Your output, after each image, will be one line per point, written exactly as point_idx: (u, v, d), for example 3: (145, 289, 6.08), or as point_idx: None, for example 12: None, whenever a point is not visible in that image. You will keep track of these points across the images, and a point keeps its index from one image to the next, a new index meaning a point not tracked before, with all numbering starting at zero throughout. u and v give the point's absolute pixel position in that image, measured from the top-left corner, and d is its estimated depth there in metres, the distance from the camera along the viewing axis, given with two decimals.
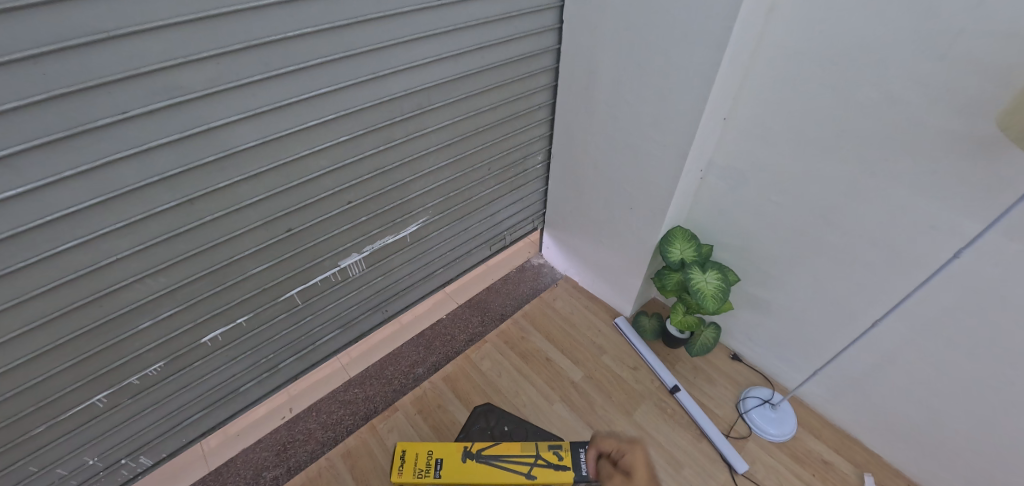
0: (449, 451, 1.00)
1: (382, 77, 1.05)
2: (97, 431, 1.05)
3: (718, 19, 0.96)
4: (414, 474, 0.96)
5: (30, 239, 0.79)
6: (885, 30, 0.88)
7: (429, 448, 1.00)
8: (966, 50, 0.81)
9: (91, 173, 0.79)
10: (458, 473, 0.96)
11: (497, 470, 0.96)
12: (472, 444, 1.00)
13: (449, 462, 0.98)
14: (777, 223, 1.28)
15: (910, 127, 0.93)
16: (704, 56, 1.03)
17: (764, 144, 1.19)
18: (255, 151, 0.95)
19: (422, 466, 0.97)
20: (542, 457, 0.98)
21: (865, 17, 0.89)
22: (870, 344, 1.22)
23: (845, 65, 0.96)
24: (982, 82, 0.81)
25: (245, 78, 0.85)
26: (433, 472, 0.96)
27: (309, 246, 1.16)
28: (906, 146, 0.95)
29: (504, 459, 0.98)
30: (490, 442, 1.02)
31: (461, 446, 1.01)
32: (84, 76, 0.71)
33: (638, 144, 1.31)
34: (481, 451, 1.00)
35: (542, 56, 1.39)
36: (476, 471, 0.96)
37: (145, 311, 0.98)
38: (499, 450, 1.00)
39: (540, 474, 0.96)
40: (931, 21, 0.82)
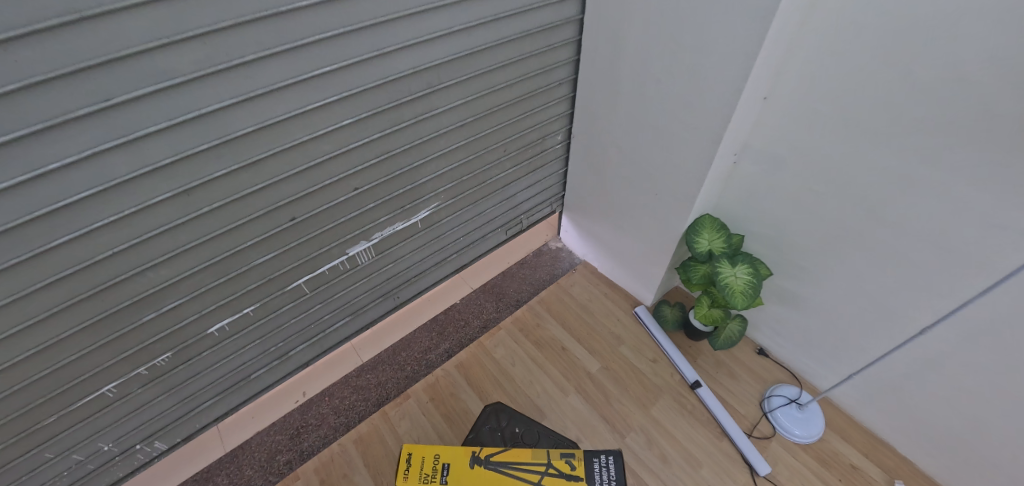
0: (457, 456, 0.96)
1: (387, 54, 0.96)
2: (110, 418, 1.06)
3: None
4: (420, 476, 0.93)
5: (21, 236, 0.75)
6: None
7: (437, 452, 0.96)
8: None
9: (78, 166, 0.74)
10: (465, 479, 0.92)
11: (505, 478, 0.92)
12: (480, 449, 0.96)
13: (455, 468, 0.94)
14: (820, 216, 1.16)
15: (990, 115, 0.79)
16: (749, 29, 0.90)
17: (810, 127, 1.06)
18: (251, 138, 0.88)
19: (428, 470, 0.94)
20: (554, 466, 0.93)
21: None
22: (915, 350, 1.12)
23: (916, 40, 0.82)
24: None
25: (235, 59, 0.77)
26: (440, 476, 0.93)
27: (315, 235, 1.12)
28: (982, 137, 0.82)
29: (512, 466, 0.93)
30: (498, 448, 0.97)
31: (471, 451, 0.97)
32: (59, 63, 0.65)
33: (668, 126, 1.19)
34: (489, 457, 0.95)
35: (564, 27, 1.27)
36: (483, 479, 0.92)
37: (149, 303, 0.96)
38: (507, 457, 0.95)
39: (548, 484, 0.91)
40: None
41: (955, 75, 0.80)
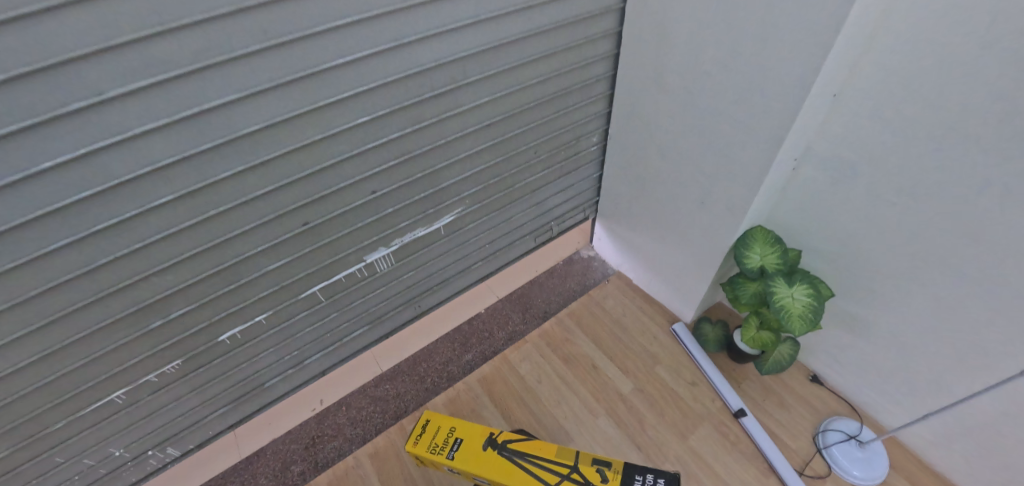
0: (471, 434, 1.01)
1: (408, 44, 0.87)
2: (121, 424, 1.03)
3: None
4: (428, 443, 1.02)
5: (20, 238, 0.71)
6: None
7: (453, 427, 1.03)
8: None
9: (72, 166, 0.68)
10: (468, 458, 0.98)
11: (517, 467, 0.94)
12: (498, 434, 1.00)
13: (465, 445, 1.00)
14: (897, 231, 1.00)
15: None
16: (820, 16, 0.77)
17: (892, 129, 0.91)
18: (262, 137, 0.81)
19: (440, 442, 1.01)
20: (578, 473, 0.92)
21: None
22: (1014, 395, 0.94)
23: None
24: None
25: (239, 50, 0.70)
26: (446, 450, 1.00)
27: (330, 240, 1.05)
28: None
29: (527, 460, 0.95)
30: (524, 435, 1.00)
31: (487, 434, 1.01)
32: (42, 52, 0.59)
33: (719, 127, 1.06)
34: (507, 443, 0.99)
35: (605, 17, 1.15)
36: (490, 459, 0.96)
37: (156, 310, 0.91)
38: (533, 446, 0.97)
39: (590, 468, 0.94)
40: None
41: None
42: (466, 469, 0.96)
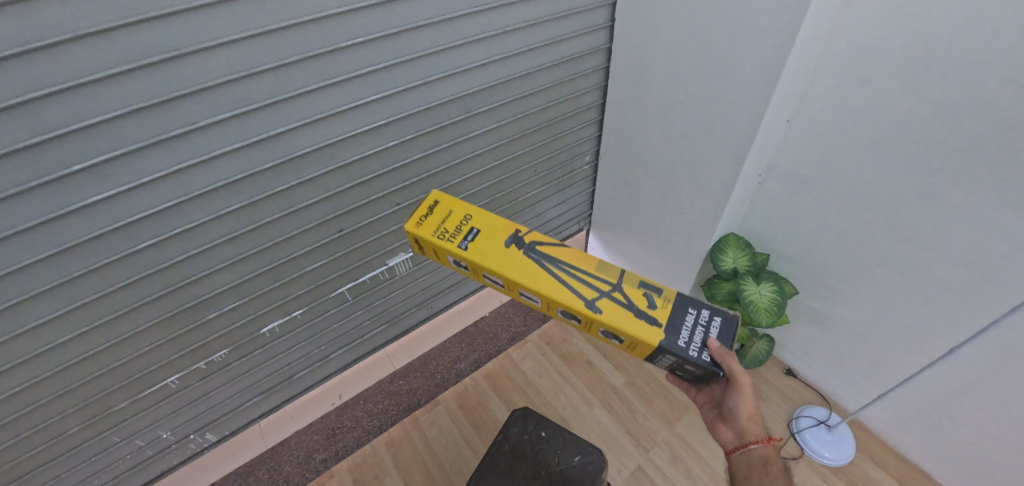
0: (491, 227, 0.93)
1: (431, 81, 1.10)
2: (169, 409, 1.17)
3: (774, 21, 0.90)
4: (435, 226, 0.94)
5: (119, 237, 0.90)
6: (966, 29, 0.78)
7: (467, 215, 0.95)
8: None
9: (166, 179, 0.88)
10: (488, 247, 0.90)
11: (545, 273, 0.87)
12: (525, 233, 0.92)
13: (483, 234, 0.92)
14: (847, 234, 1.15)
15: (997, 129, 0.82)
16: (756, 61, 0.97)
17: (835, 148, 1.06)
18: (311, 157, 1.02)
19: (453, 229, 0.93)
20: (618, 293, 0.85)
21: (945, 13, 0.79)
22: (947, 369, 1.10)
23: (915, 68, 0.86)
24: None
25: (302, 87, 0.92)
26: (460, 238, 0.92)
27: (361, 244, 1.26)
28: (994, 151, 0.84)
29: (561, 270, 0.88)
30: (551, 240, 0.94)
31: (511, 231, 0.93)
32: (158, 92, 0.78)
33: (685, 149, 1.26)
34: (533, 246, 0.92)
35: (592, 56, 1.38)
36: (515, 265, 0.88)
37: (214, 303, 1.10)
38: (561, 257, 0.91)
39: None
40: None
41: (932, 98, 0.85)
42: (486, 256, 0.89)
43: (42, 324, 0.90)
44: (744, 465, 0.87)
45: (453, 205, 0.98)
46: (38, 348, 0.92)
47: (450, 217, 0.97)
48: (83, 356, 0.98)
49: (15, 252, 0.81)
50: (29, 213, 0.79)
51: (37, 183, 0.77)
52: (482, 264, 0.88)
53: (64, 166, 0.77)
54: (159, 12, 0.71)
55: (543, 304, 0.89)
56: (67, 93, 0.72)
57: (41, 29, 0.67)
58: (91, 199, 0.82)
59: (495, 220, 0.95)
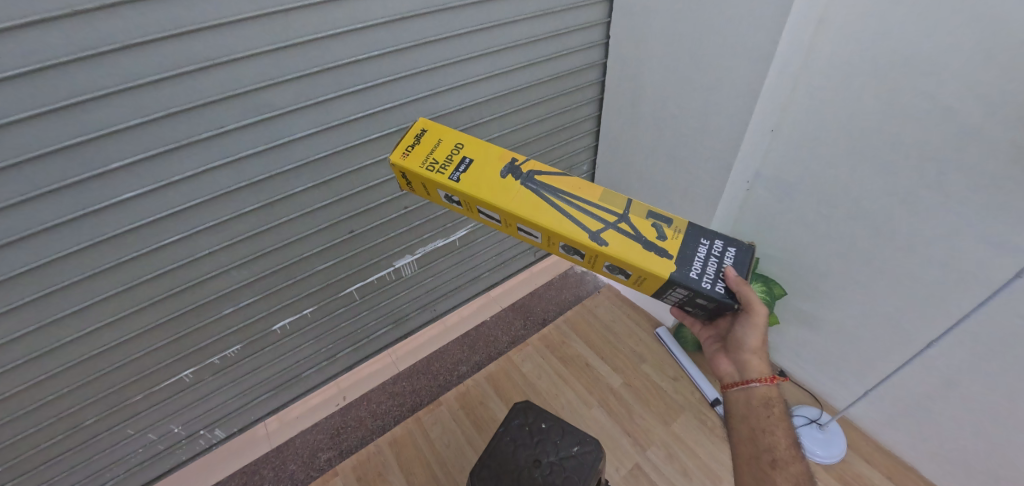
0: (484, 156, 0.86)
1: (439, 92, 1.18)
2: (181, 403, 1.24)
3: (750, 38, 0.98)
4: (423, 157, 0.86)
5: (147, 233, 0.96)
6: (921, 45, 0.85)
7: (459, 144, 0.87)
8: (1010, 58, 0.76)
9: (195, 178, 0.95)
10: (481, 178, 0.83)
11: (546, 204, 0.81)
12: (522, 161, 0.85)
13: (475, 164, 0.85)
14: (830, 240, 1.20)
15: (956, 137, 0.88)
16: (736, 76, 1.05)
17: (814, 156, 1.12)
18: (326, 161, 1.10)
19: (445, 159, 0.85)
20: (625, 225, 0.81)
21: (903, 33, 0.86)
22: (927, 366, 1.15)
23: (878, 81, 0.93)
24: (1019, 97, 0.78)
25: (321, 96, 1.00)
26: (451, 169, 0.84)
27: (371, 245, 1.33)
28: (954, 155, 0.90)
29: (564, 201, 0.82)
30: (549, 168, 0.87)
31: (508, 159, 0.86)
32: (191, 97, 0.86)
33: (675, 157, 1.34)
34: (530, 175, 0.85)
35: (589, 70, 1.47)
36: (514, 196, 0.81)
37: (230, 298, 1.16)
38: (561, 186, 0.84)
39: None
40: (974, 25, 0.78)
41: (897, 107, 0.93)
42: (483, 186, 0.82)
43: (70, 314, 0.96)
44: (742, 401, 0.90)
45: (442, 133, 0.90)
46: (65, 337, 0.98)
47: (439, 145, 0.89)
48: (104, 347, 1.03)
49: (53, 244, 0.88)
50: (69, 208, 0.86)
51: (78, 179, 0.84)
52: (475, 195, 0.81)
53: (103, 165, 0.85)
54: (196, 26, 0.80)
55: (543, 239, 0.84)
56: (109, 98, 0.80)
57: (91, 40, 0.74)
58: (124, 196, 0.90)
59: (486, 149, 0.87)
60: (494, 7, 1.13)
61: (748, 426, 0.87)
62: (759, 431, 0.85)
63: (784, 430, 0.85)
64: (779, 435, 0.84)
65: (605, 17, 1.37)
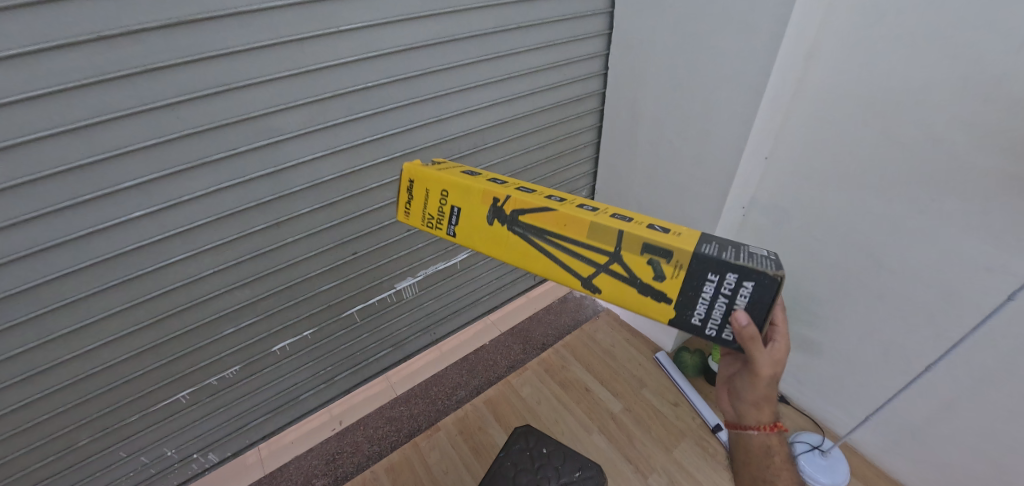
0: (469, 203, 0.86)
1: (444, 119, 1.23)
2: (176, 425, 1.22)
3: (742, 70, 1.03)
4: (422, 210, 0.94)
5: (153, 251, 0.98)
6: (905, 77, 0.90)
7: (445, 192, 0.88)
8: (991, 87, 0.81)
9: (204, 198, 0.97)
10: (474, 229, 0.87)
11: (534, 250, 0.81)
12: (502, 204, 0.81)
13: (464, 214, 0.87)
14: (825, 265, 1.22)
15: (944, 162, 0.92)
16: (729, 105, 1.09)
17: (807, 182, 1.16)
18: (333, 183, 1.13)
19: (440, 211, 0.90)
20: (619, 268, 0.75)
21: (888, 65, 0.91)
22: (927, 390, 1.15)
23: (866, 110, 0.98)
24: (1001, 125, 0.82)
25: (330, 121, 1.04)
26: (446, 222, 0.90)
27: (374, 267, 1.34)
28: (943, 180, 0.93)
29: (553, 244, 0.79)
30: (535, 199, 0.80)
31: (490, 202, 0.83)
32: (206, 120, 0.89)
33: (672, 183, 1.38)
34: (516, 215, 0.81)
35: (588, 99, 1.52)
36: (505, 246, 0.84)
37: (231, 318, 1.16)
38: (548, 225, 0.79)
39: (621, 219, 0.77)
40: (954, 58, 0.83)
41: (884, 134, 0.97)
42: (479, 237, 0.87)
43: (72, 331, 0.96)
44: (742, 446, 0.91)
45: (427, 180, 0.92)
46: (64, 355, 0.97)
47: (430, 194, 0.92)
48: (102, 366, 1.03)
49: (59, 260, 0.89)
50: (79, 224, 0.88)
51: (90, 197, 0.86)
52: (472, 248, 0.88)
53: (116, 182, 0.87)
54: (214, 52, 0.84)
55: None
56: (126, 119, 0.82)
57: (114, 64, 0.77)
58: (133, 213, 0.91)
59: (468, 191, 0.85)
60: (497, 39, 1.19)
61: (751, 473, 0.90)
62: (761, 481, 0.89)
63: (787, 475, 0.87)
64: (780, 484, 0.87)
65: (603, 50, 1.44)
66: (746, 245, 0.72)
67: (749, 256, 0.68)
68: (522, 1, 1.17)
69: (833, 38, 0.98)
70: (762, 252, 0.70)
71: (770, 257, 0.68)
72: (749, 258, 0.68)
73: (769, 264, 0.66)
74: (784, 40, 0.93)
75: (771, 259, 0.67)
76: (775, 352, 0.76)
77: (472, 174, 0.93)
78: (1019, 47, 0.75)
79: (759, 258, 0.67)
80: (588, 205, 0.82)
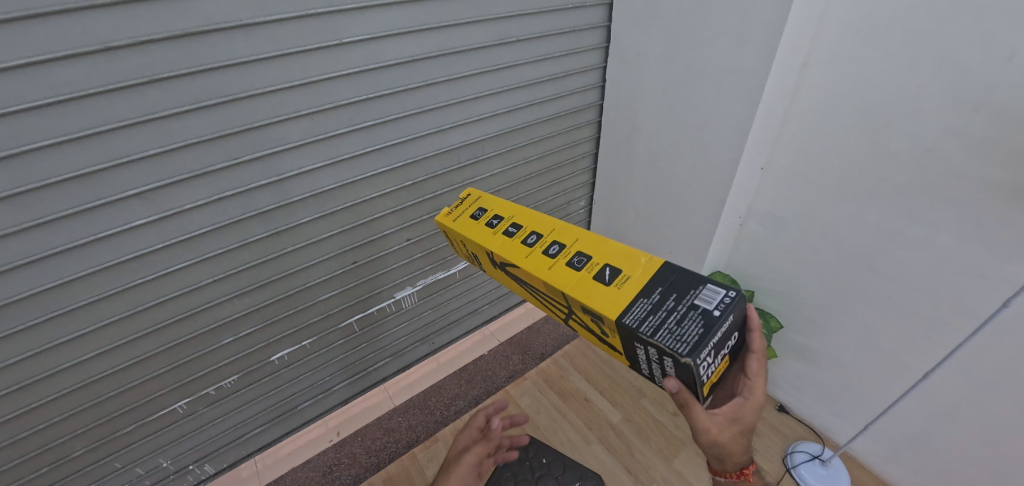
0: (476, 251, 0.94)
1: (445, 129, 1.24)
2: (172, 436, 1.21)
3: (736, 82, 1.06)
4: (459, 249, 1.06)
5: (153, 259, 0.98)
6: (897, 88, 0.92)
7: (460, 239, 0.97)
8: (979, 98, 0.83)
9: (206, 206, 0.98)
10: (491, 268, 0.96)
11: (531, 293, 0.89)
12: (493, 259, 0.87)
13: (479, 257, 0.96)
14: (822, 273, 1.23)
15: (937, 171, 0.93)
16: (725, 117, 1.12)
17: (803, 192, 1.18)
18: (334, 192, 1.14)
19: (467, 253, 1.01)
20: (585, 320, 0.78)
21: (880, 77, 0.94)
22: (926, 397, 1.16)
23: (859, 121, 1.00)
24: (990, 134, 0.84)
25: (332, 131, 1.05)
26: (474, 260, 1.01)
27: (373, 276, 1.34)
28: (935, 188, 0.95)
29: (538, 293, 0.85)
30: (512, 255, 0.83)
31: (485, 254, 0.90)
32: (210, 129, 0.91)
33: (669, 192, 1.39)
34: (506, 266, 0.87)
35: (586, 110, 1.55)
36: (516, 285, 0.93)
37: (230, 328, 1.16)
38: (529, 279, 0.83)
39: (575, 269, 0.77)
40: (944, 70, 0.85)
41: (877, 144, 0.99)
42: (497, 276, 0.97)
43: (71, 340, 0.96)
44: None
45: (446, 226, 1.00)
46: (61, 364, 0.97)
47: (455, 237, 1.01)
48: (99, 375, 1.02)
49: (60, 268, 0.89)
50: (81, 232, 0.88)
51: (92, 205, 0.86)
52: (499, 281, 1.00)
53: (119, 191, 0.88)
54: (220, 63, 0.85)
55: None
56: (131, 128, 0.83)
57: (120, 74, 0.79)
58: (136, 222, 0.92)
59: (471, 240, 0.92)
60: (497, 51, 1.22)
61: None
62: None
63: None
64: None
65: (601, 62, 1.47)
66: (690, 301, 0.67)
67: (674, 326, 0.64)
68: (522, 15, 1.20)
69: (825, 51, 1.01)
70: (701, 312, 0.65)
71: (710, 320, 0.63)
72: (673, 329, 0.64)
73: (695, 335, 0.62)
74: (778, 53, 0.96)
75: (705, 322, 0.63)
76: (740, 408, 0.75)
77: (479, 216, 0.96)
78: (1006, 58, 0.78)
79: (688, 326, 0.63)
80: (557, 247, 0.82)
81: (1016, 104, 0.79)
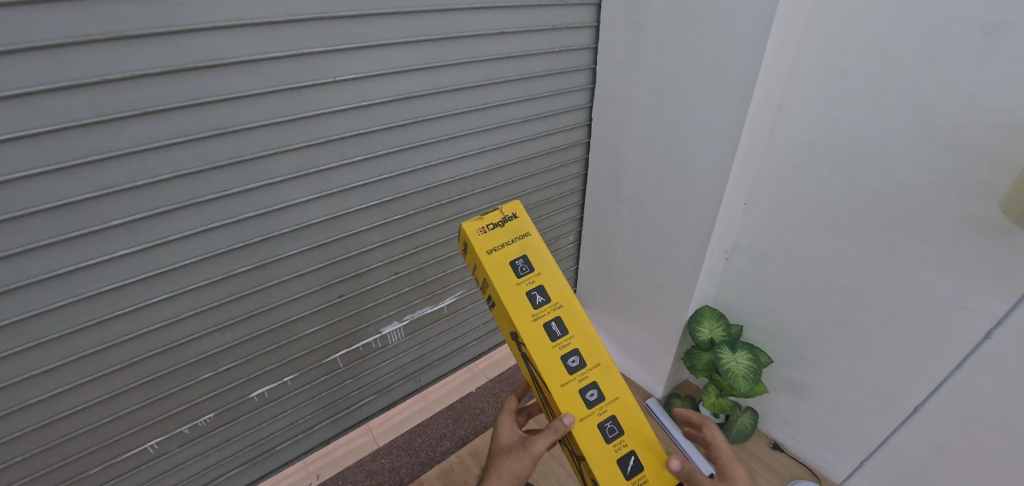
0: (499, 308, 0.77)
1: (433, 165, 1.27)
2: (142, 477, 1.15)
3: (715, 120, 1.11)
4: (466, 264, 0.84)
5: (134, 290, 0.96)
6: (866, 127, 0.98)
7: (484, 282, 0.78)
8: (948, 134, 0.88)
9: (190, 238, 0.98)
10: (501, 318, 0.80)
11: (535, 381, 0.81)
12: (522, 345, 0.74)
13: (497, 307, 0.79)
14: (807, 306, 1.24)
15: (910, 204, 0.97)
16: (705, 153, 1.16)
17: (785, 226, 1.21)
18: (322, 225, 1.15)
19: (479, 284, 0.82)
20: (577, 460, 0.79)
21: (849, 117, 1.00)
22: (917, 431, 1.15)
23: (834, 157, 1.05)
24: (958, 168, 0.88)
25: (322, 165, 1.07)
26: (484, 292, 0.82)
27: (359, 310, 1.32)
28: (909, 221, 0.98)
29: (545, 399, 0.79)
30: (551, 377, 0.73)
31: (511, 328, 0.76)
32: (200, 162, 0.92)
33: (653, 226, 1.42)
34: (530, 355, 0.75)
35: (573, 148, 1.59)
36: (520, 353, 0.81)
37: (209, 363, 1.12)
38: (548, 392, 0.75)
39: (604, 438, 0.74)
40: (908, 111, 0.91)
41: (852, 179, 1.04)
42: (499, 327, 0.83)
43: (41, 373, 0.92)
44: None
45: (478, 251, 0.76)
46: (28, 399, 0.92)
47: (475, 266, 0.80)
48: (66, 412, 0.97)
49: (36, 298, 0.87)
50: (62, 261, 0.87)
51: (74, 235, 0.86)
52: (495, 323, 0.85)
53: (103, 220, 0.87)
54: (214, 97, 0.88)
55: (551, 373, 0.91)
56: (121, 158, 0.84)
57: (114, 106, 0.80)
58: (117, 252, 0.91)
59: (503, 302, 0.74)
60: (486, 91, 1.27)
61: None
62: None
63: None
64: None
65: (587, 102, 1.53)
66: None
67: None
68: (511, 58, 1.26)
69: (796, 94, 1.07)
70: None
71: None
72: None
73: None
74: (754, 93, 1.01)
75: None
76: None
77: (523, 273, 0.76)
78: (964, 99, 0.84)
79: None
80: (596, 394, 0.75)
81: (975, 141, 0.85)
